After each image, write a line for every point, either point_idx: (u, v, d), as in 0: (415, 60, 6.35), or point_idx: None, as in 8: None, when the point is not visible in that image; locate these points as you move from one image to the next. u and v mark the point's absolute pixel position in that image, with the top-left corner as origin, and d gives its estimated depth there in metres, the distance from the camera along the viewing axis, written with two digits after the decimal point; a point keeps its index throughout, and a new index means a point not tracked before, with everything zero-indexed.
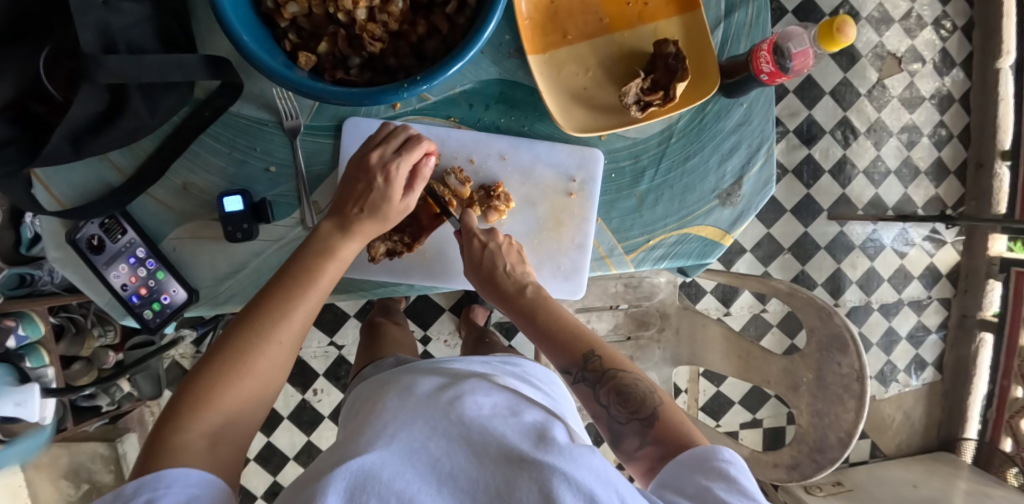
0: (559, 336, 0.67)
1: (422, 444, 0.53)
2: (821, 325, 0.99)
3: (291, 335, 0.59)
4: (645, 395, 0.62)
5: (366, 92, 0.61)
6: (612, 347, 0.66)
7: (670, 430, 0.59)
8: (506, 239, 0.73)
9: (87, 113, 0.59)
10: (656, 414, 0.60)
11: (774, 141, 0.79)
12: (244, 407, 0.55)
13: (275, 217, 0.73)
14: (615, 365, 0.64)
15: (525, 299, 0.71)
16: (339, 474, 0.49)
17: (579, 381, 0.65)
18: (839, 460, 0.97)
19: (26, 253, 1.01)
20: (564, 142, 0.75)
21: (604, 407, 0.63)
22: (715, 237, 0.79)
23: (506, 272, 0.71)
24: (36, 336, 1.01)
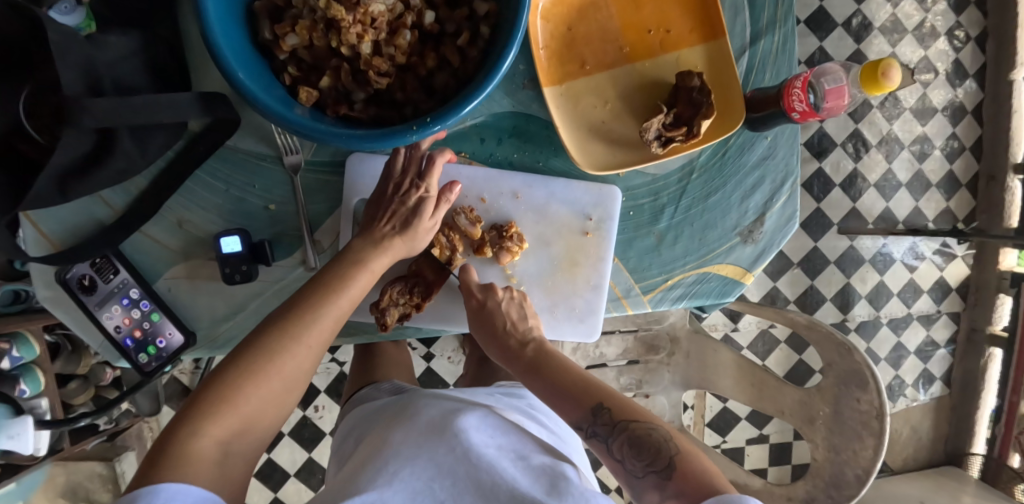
0: (565, 390, 0.65)
1: (436, 489, 0.53)
2: (840, 360, 0.95)
3: (283, 377, 0.57)
4: (658, 442, 0.58)
5: (372, 133, 0.57)
6: (623, 395, 0.63)
7: (689, 481, 0.55)
8: (506, 296, 0.71)
9: (75, 156, 0.56)
10: (673, 464, 0.56)
11: (798, 176, 0.76)
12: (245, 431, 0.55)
13: (275, 258, 0.70)
14: (626, 416, 0.61)
15: (527, 355, 0.70)
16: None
17: (591, 436, 0.62)
18: (856, 497, 0.94)
19: (20, 268, 0.97)
20: (580, 179, 0.72)
21: (619, 460, 0.59)
22: (736, 275, 0.76)
23: (511, 327, 0.70)
24: (30, 357, 0.97)
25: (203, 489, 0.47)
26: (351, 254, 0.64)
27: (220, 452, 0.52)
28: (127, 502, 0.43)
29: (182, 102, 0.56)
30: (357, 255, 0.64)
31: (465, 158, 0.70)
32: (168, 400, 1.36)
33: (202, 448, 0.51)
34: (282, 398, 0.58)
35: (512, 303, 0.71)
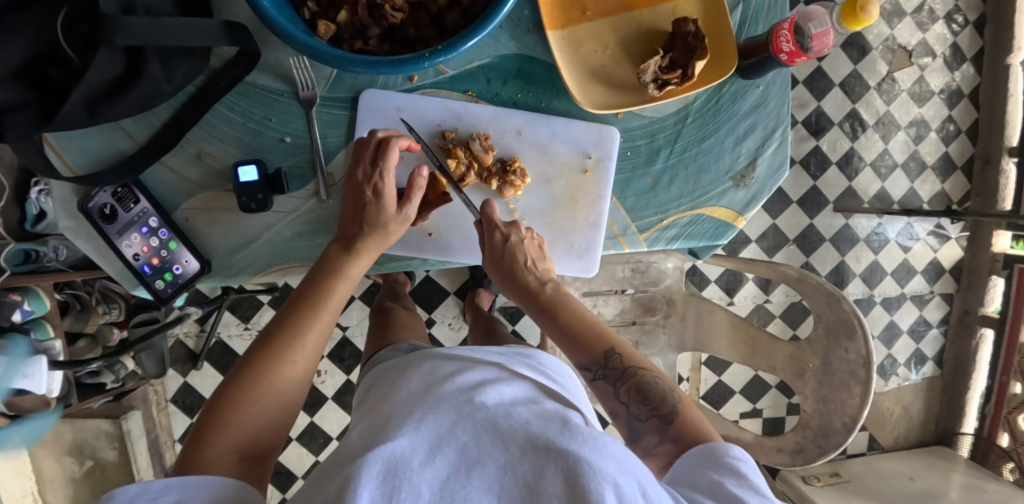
0: (577, 329, 0.67)
1: (448, 431, 0.51)
2: (829, 311, 0.99)
3: (278, 388, 0.59)
4: (664, 391, 0.61)
5: (386, 61, 0.60)
6: (632, 345, 0.66)
7: (688, 428, 0.58)
8: (529, 234, 0.74)
9: (105, 77, 0.58)
10: (677, 411, 0.60)
11: (789, 124, 0.79)
12: (263, 423, 0.58)
13: (290, 188, 0.73)
14: (635, 363, 0.64)
15: (543, 294, 0.71)
16: (371, 459, 0.47)
17: (597, 378, 0.64)
18: (843, 445, 0.98)
19: (31, 229, 1.00)
20: (580, 119, 0.75)
21: (625, 404, 0.62)
22: (728, 219, 0.79)
23: (529, 265, 0.72)
24: (41, 311, 0.98)
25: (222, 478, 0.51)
26: (330, 263, 0.67)
27: (232, 457, 0.54)
28: (164, 487, 0.48)
29: (209, 28, 0.58)
30: (335, 264, 0.67)
31: (471, 97, 0.74)
32: (176, 360, 1.38)
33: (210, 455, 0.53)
34: (279, 403, 0.59)
35: (532, 243, 0.74)
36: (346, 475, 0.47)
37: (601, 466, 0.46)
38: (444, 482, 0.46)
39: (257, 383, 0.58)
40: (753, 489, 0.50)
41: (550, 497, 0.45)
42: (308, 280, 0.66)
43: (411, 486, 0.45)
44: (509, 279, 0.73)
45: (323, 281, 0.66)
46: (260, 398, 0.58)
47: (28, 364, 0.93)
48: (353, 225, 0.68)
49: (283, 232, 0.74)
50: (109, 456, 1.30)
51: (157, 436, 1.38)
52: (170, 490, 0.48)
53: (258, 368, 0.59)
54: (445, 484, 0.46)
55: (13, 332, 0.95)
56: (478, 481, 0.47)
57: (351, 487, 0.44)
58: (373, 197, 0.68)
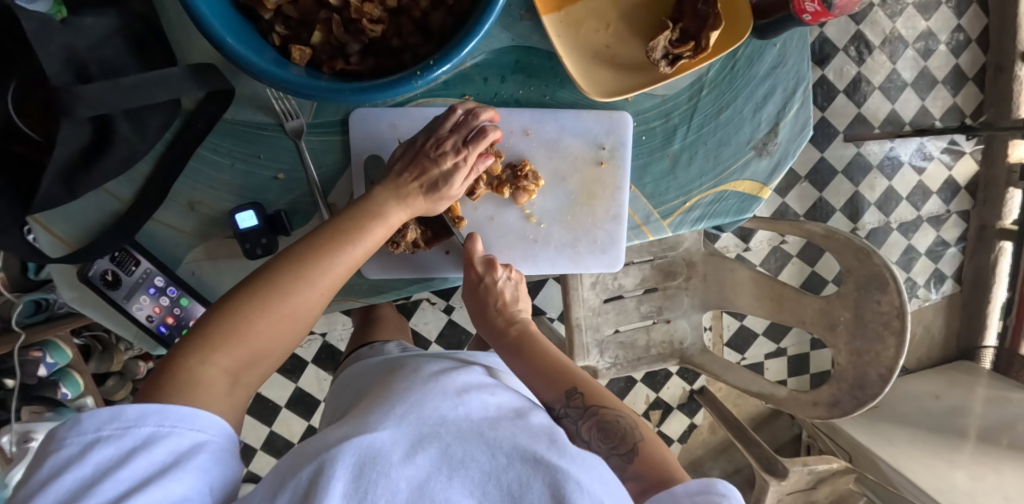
0: (542, 370, 0.62)
1: (432, 425, 0.48)
2: (859, 265, 0.96)
3: (296, 318, 0.54)
4: (626, 429, 0.56)
5: (375, 84, 0.55)
6: (598, 384, 0.60)
7: (650, 468, 0.53)
8: (505, 275, 0.71)
9: (74, 150, 0.53)
10: (637, 450, 0.55)
11: (810, 83, 0.74)
12: (271, 346, 0.53)
13: (293, 227, 0.69)
14: (598, 402, 0.58)
15: (510, 335, 0.67)
16: (343, 451, 0.44)
17: (562, 418, 0.59)
18: (879, 395, 0.98)
19: (34, 278, 0.98)
20: (589, 108, 0.70)
21: (585, 442, 0.56)
22: (753, 191, 0.75)
23: (502, 308, 0.69)
24: (64, 362, 0.97)
25: (216, 417, 0.46)
26: (371, 205, 0.62)
27: (227, 381, 0.50)
28: (140, 415, 0.43)
29: (173, 81, 0.53)
30: (376, 208, 0.62)
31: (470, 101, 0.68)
32: None
33: (209, 376, 0.48)
34: (289, 332, 0.54)
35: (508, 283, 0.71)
36: (316, 466, 0.43)
37: (587, 485, 0.43)
38: (423, 479, 0.43)
39: (280, 303, 0.53)
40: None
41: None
42: (348, 212, 0.61)
43: (388, 483, 0.42)
44: (484, 319, 0.69)
45: (361, 221, 0.60)
46: (277, 321, 0.53)
47: None
48: (411, 180, 0.64)
49: None
50: None
51: None
52: (145, 419, 0.42)
53: (282, 285, 0.54)
54: (425, 481, 0.43)
55: (56, 405, 0.98)
56: (457, 486, 0.44)
57: (322, 480, 0.42)
58: (444, 167, 0.64)
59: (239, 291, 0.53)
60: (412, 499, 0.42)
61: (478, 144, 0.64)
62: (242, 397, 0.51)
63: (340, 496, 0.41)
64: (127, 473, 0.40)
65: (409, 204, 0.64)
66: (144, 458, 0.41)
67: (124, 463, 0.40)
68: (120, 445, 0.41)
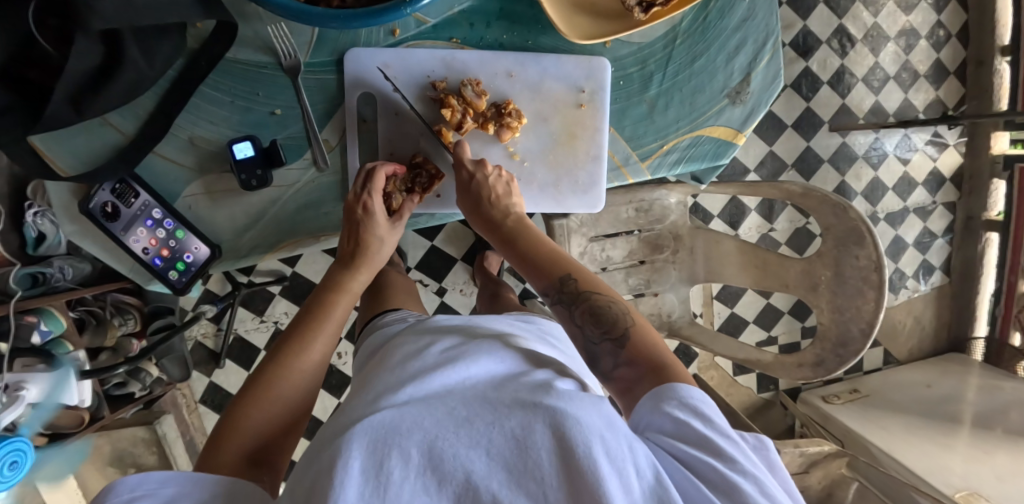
0: (538, 259, 0.65)
1: (441, 400, 0.50)
2: (837, 222, 1.00)
3: (287, 400, 0.60)
4: (616, 313, 0.58)
5: (370, 11, 0.59)
6: (589, 270, 0.63)
7: (641, 349, 0.55)
8: (495, 172, 0.73)
9: (86, 68, 0.57)
10: (629, 334, 0.56)
11: (779, 35, 0.78)
12: (273, 430, 0.58)
13: (288, 160, 0.72)
14: (590, 288, 0.61)
15: (506, 226, 0.70)
16: (355, 434, 0.46)
17: (554, 304, 0.62)
18: (862, 351, 1.00)
19: (33, 252, 0.97)
20: (570, 53, 0.74)
21: (579, 328, 0.59)
22: (728, 137, 0.79)
23: (495, 200, 0.71)
24: (59, 331, 1.00)
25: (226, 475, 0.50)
26: (358, 238, 0.71)
27: (245, 462, 0.53)
28: (163, 479, 0.47)
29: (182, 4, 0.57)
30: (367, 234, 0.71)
31: (457, 44, 0.73)
32: (197, 363, 1.42)
33: (225, 460, 0.52)
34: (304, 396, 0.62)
35: (498, 180, 0.73)
36: (333, 451, 0.46)
37: (584, 419, 0.44)
38: (433, 443, 0.45)
39: (269, 388, 0.59)
40: (748, 443, 0.49)
41: (538, 454, 0.43)
42: (313, 295, 0.69)
43: (400, 452, 0.44)
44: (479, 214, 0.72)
45: (325, 296, 0.68)
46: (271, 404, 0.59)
47: (54, 377, 0.95)
48: (348, 243, 0.71)
49: (288, 206, 0.74)
50: (150, 462, 1.32)
51: (193, 438, 1.42)
52: (168, 483, 0.46)
53: (267, 376, 0.60)
54: (434, 445, 0.44)
55: (46, 355, 0.95)
56: (464, 439, 0.45)
57: (338, 460, 0.44)
58: (364, 214, 0.70)
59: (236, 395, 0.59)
60: (424, 463, 0.44)
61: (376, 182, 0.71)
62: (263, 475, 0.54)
63: (357, 471, 0.43)
64: None
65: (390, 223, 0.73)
66: None
67: None
68: None
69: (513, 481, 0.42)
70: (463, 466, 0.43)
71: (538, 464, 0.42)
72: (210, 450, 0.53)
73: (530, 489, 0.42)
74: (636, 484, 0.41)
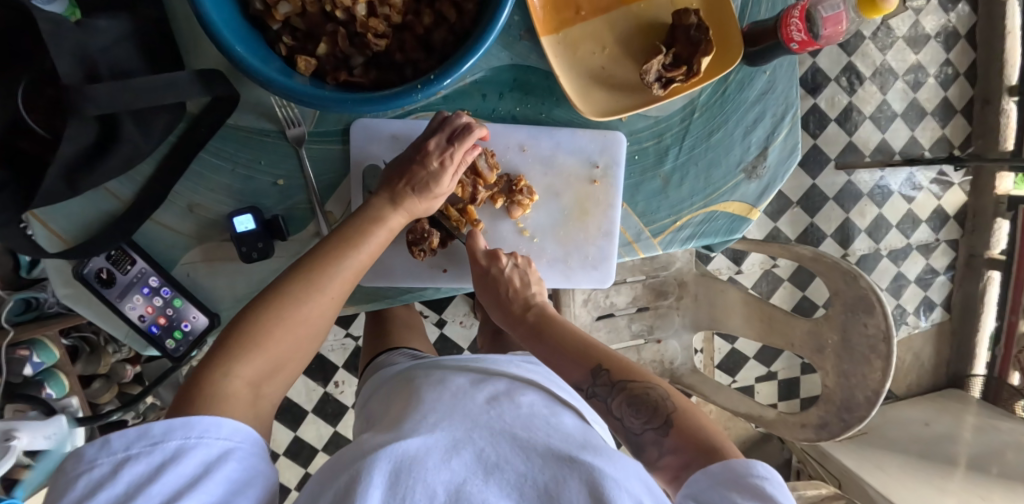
0: (566, 349, 0.67)
1: (465, 437, 0.54)
2: (846, 288, 0.98)
3: (308, 324, 0.58)
4: (657, 402, 0.61)
5: (378, 95, 0.57)
6: (621, 357, 0.65)
7: (685, 435, 0.58)
8: (510, 261, 0.73)
9: (79, 148, 0.55)
10: (671, 421, 0.59)
11: (799, 108, 0.76)
12: (287, 352, 0.56)
13: (290, 232, 0.70)
14: (625, 377, 0.63)
15: (529, 319, 0.72)
16: (382, 466, 0.49)
17: (590, 397, 0.64)
18: (867, 418, 0.98)
19: (26, 275, 0.97)
20: (584, 127, 0.73)
21: (619, 419, 0.62)
22: (742, 212, 0.77)
23: (514, 294, 0.72)
24: (51, 362, 0.97)
25: (243, 427, 0.49)
26: (371, 212, 0.64)
27: (250, 392, 0.52)
28: (167, 429, 0.45)
29: (180, 82, 0.55)
30: (375, 214, 0.64)
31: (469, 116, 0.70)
32: None
33: (233, 388, 0.51)
34: (286, 361, 0.57)
35: (515, 270, 0.73)
36: (357, 480, 0.48)
37: (621, 480, 0.49)
38: (459, 484, 0.48)
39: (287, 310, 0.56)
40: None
41: None
42: (346, 224, 0.63)
43: (424, 488, 0.47)
44: (499, 305, 0.73)
45: (360, 228, 0.63)
46: (286, 328, 0.56)
47: (48, 425, 0.92)
48: (403, 184, 0.66)
49: None
50: None
51: None
52: (173, 433, 0.45)
53: (285, 294, 0.57)
54: (460, 485, 0.48)
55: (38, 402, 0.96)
56: (496, 487, 0.49)
57: (360, 487, 0.47)
58: (437, 168, 0.66)
59: (256, 302, 0.57)
60: (449, 500, 0.47)
61: (463, 145, 0.65)
62: (265, 408, 0.54)
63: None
64: (170, 479, 0.43)
65: (406, 205, 0.66)
66: (171, 472, 0.43)
67: (155, 476, 0.43)
68: (151, 460, 0.43)
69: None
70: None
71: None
72: (223, 369, 0.52)
73: None
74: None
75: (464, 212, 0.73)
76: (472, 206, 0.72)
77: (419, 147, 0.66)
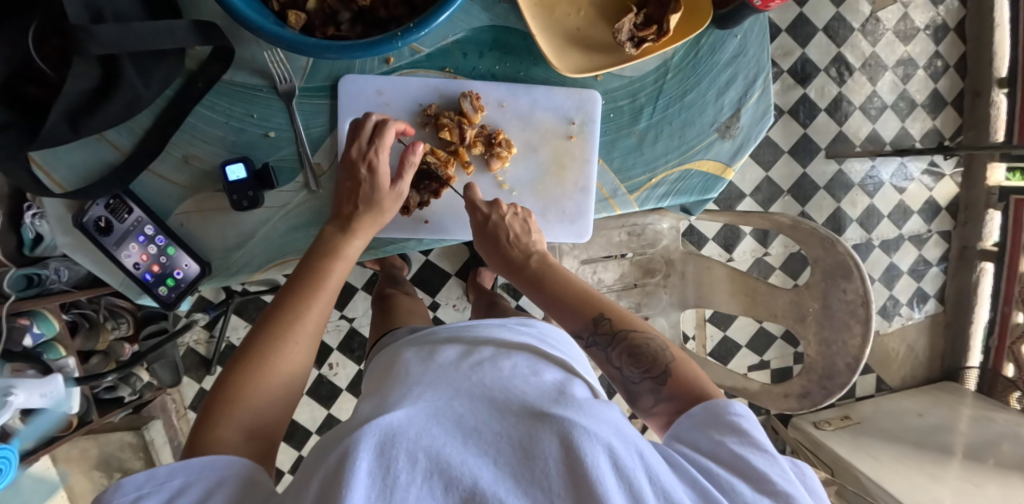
0: (568, 300, 0.69)
1: (447, 406, 0.55)
2: (825, 255, 1.00)
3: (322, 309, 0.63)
4: (656, 351, 0.63)
5: (362, 44, 0.60)
6: (622, 308, 0.67)
7: (682, 386, 0.60)
8: (511, 210, 0.75)
9: (83, 89, 0.58)
10: (668, 371, 0.61)
11: (770, 72, 0.79)
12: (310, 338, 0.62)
13: (279, 183, 0.73)
14: (626, 326, 0.66)
15: (531, 267, 0.72)
16: (366, 432, 0.49)
17: (590, 345, 0.67)
18: (847, 385, 1.00)
19: (29, 253, 0.98)
20: (561, 85, 0.76)
21: (618, 368, 0.65)
22: (716, 171, 0.80)
23: (514, 240, 0.74)
24: (51, 332, 1.01)
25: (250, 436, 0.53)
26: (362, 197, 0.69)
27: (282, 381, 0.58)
28: (170, 472, 0.48)
29: (179, 29, 0.58)
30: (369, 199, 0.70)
31: (450, 73, 0.74)
32: (189, 367, 1.43)
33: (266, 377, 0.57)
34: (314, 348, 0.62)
35: (515, 218, 0.76)
36: (344, 449, 0.48)
37: (596, 430, 0.48)
38: (439, 450, 0.48)
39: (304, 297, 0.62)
40: (754, 445, 0.51)
41: (546, 462, 0.47)
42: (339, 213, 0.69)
43: (406, 455, 0.47)
44: (499, 255, 0.74)
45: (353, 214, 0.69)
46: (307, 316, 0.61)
47: (45, 384, 0.96)
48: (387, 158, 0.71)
49: (278, 226, 0.74)
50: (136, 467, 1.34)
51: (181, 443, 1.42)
52: (175, 475, 0.48)
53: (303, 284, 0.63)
54: (440, 450, 0.48)
55: (34, 360, 0.98)
56: (473, 450, 0.49)
57: (345, 456, 0.47)
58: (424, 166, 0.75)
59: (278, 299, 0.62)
60: (430, 466, 0.47)
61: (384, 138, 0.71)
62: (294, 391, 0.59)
63: (364, 473, 0.46)
64: None
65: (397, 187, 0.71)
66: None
67: None
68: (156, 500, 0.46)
69: (522, 485, 0.46)
70: (469, 468, 0.47)
71: (546, 469, 0.47)
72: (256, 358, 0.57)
73: (539, 494, 0.46)
74: (647, 492, 0.46)
75: (454, 153, 0.75)
76: (462, 148, 0.75)
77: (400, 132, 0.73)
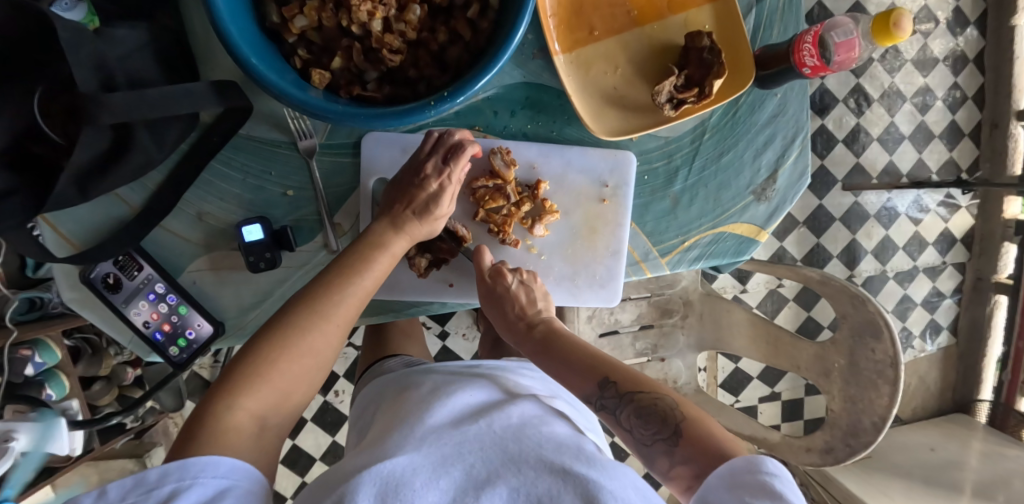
0: (570, 364, 0.65)
1: (455, 447, 0.50)
2: (854, 311, 0.98)
3: (312, 353, 0.58)
4: (666, 411, 0.57)
5: (387, 112, 0.57)
6: (629, 368, 0.62)
7: (698, 446, 0.54)
8: (514, 278, 0.73)
9: (93, 155, 0.55)
10: (679, 430, 0.55)
11: (809, 132, 0.76)
12: (299, 380, 0.58)
13: (298, 243, 0.70)
14: (633, 388, 0.60)
15: (536, 336, 0.69)
16: (366, 481, 0.45)
17: (598, 411, 0.61)
18: (873, 444, 0.97)
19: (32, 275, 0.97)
20: (595, 146, 0.74)
21: (627, 430, 0.59)
22: (750, 234, 0.77)
23: (518, 307, 0.71)
24: (53, 362, 0.96)
25: (234, 459, 0.48)
26: (372, 237, 0.65)
27: (254, 425, 0.53)
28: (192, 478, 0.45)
29: (196, 93, 0.55)
30: (377, 238, 0.65)
31: (480, 132, 0.71)
32: (192, 392, 1.39)
33: (235, 419, 0.52)
34: (330, 354, 0.60)
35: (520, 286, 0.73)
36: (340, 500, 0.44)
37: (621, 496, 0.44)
38: None
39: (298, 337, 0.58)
40: None
41: None
42: (348, 250, 0.64)
43: None
44: (504, 322, 0.72)
45: (364, 251, 0.64)
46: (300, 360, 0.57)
47: (47, 426, 0.92)
48: (404, 209, 0.67)
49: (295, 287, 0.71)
50: None
51: None
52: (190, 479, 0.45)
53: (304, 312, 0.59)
54: None
55: (39, 404, 0.94)
56: None
57: None
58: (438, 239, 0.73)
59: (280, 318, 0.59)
60: None
61: (459, 164, 0.67)
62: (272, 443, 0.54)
63: None
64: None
65: (407, 230, 0.67)
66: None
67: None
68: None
69: None
70: None
71: None
72: (230, 402, 0.53)
73: None
74: None
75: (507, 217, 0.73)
76: (512, 210, 0.72)
77: (413, 165, 0.68)
